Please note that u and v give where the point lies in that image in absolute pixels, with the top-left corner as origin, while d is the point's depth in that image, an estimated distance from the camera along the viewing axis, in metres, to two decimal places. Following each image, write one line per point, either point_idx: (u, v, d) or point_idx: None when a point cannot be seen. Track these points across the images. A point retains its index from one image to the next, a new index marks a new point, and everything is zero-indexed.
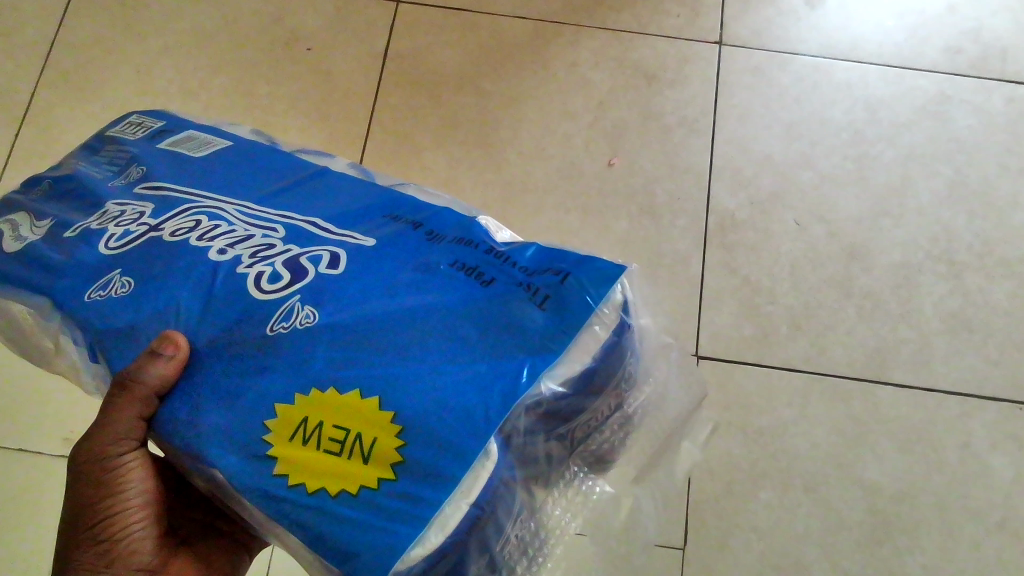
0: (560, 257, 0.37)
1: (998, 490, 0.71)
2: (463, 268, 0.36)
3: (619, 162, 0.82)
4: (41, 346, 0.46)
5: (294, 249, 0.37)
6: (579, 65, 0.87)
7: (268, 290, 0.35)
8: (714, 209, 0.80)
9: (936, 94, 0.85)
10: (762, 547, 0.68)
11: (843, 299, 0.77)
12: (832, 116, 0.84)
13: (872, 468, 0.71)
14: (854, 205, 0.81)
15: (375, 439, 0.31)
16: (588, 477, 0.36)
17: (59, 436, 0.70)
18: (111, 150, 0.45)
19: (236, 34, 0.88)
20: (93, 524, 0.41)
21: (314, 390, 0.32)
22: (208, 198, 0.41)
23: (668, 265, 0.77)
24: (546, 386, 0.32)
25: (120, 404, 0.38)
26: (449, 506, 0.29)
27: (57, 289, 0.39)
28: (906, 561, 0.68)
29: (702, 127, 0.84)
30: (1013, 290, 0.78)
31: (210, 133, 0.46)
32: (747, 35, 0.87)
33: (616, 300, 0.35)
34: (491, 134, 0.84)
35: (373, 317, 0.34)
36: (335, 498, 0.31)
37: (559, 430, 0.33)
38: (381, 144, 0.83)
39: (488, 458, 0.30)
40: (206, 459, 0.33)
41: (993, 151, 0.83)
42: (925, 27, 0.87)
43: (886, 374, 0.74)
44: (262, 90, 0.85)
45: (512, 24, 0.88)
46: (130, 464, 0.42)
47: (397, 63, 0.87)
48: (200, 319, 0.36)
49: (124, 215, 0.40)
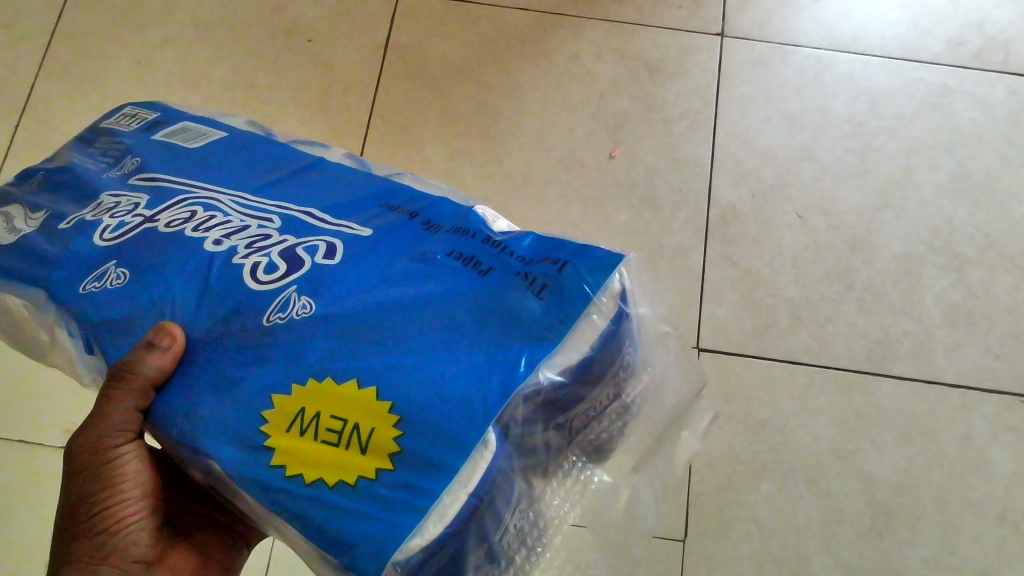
0: (558, 247, 0.37)
1: (999, 482, 0.71)
2: (461, 258, 0.36)
3: (620, 153, 0.82)
4: (37, 338, 0.46)
5: (291, 238, 0.37)
6: (580, 56, 0.86)
7: (264, 281, 0.35)
8: (715, 202, 0.80)
9: (938, 86, 0.85)
10: (762, 538, 0.68)
11: (844, 291, 0.77)
12: (834, 108, 0.84)
13: (872, 460, 0.71)
14: (855, 197, 0.81)
15: (372, 430, 0.31)
16: (587, 467, 0.36)
17: (60, 428, 0.70)
18: (106, 142, 0.45)
19: (235, 25, 0.88)
20: (91, 515, 0.41)
21: (311, 380, 0.32)
22: (203, 189, 0.40)
23: (669, 257, 0.77)
24: (544, 376, 0.32)
25: (117, 396, 0.38)
26: (448, 495, 0.29)
27: (53, 281, 0.38)
28: (906, 553, 0.68)
29: (704, 119, 0.83)
30: (1014, 282, 0.77)
31: (205, 124, 0.45)
32: (749, 27, 0.87)
33: (615, 289, 0.35)
34: (491, 126, 0.83)
35: (370, 308, 0.33)
36: (334, 488, 0.30)
37: (557, 421, 0.33)
38: (381, 135, 0.82)
39: (487, 448, 0.30)
40: (204, 450, 0.33)
41: (995, 143, 0.83)
42: (927, 19, 0.86)
43: (887, 366, 0.74)
44: (261, 81, 0.85)
45: (512, 15, 0.88)
46: (127, 457, 0.42)
47: (396, 55, 0.86)
48: (197, 309, 0.36)
49: (119, 206, 0.40)
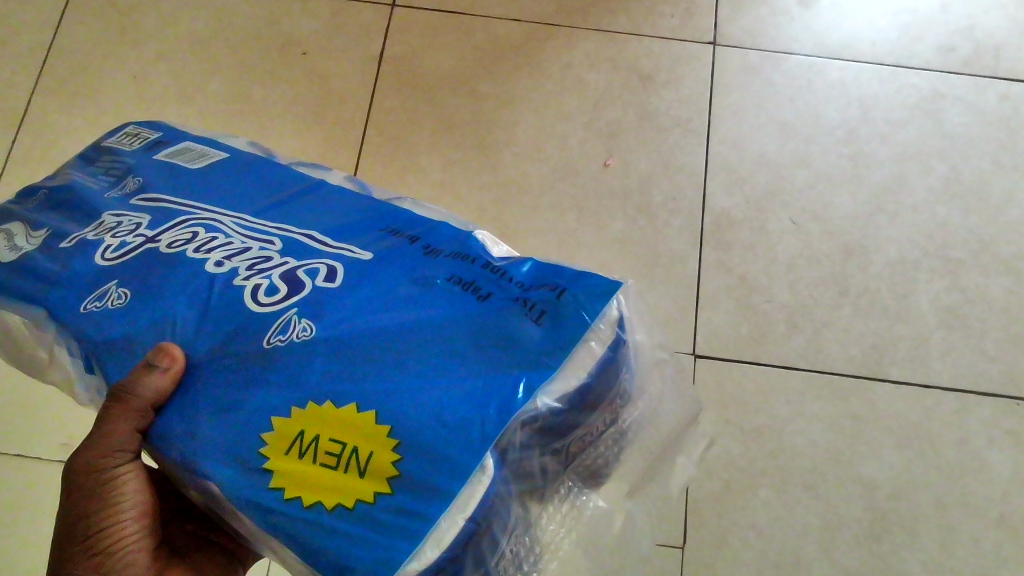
0: (557, 274, 0.37)
1: (997, 486, 0.71)
2: (460, 283, 0.36)
3: (615, 162, 0.82)
4: (36, 356, 0.46)
5: (292, 261, 0.37)
6: (574, 66, 0.87)
7: (265, 303, 0.36)
8: (710, 209, 0.80)
9: (929, 92, 0.85)
10: (761, 545, 0.69)
11: (839, 297, 0.77)
12: (827, 115, 0.84)
13: (870, 465, 0.72)
14: (850, 203, 0.81)
15: (370, 453, 0.31)
16: (582, 493, 0.36)
17: (59, 441, 0.70)
18: (107, 160, 0.45)
19: (231, 38, 0.88)
20: (89, 535, 0.41)
21: (310, 403, 0.32)
22: (206, 210, 0.41)
23: (665, 264, 0.78)
24: (542, 402, 0.32)
25: (116, 418, 0.38)
26: (445, 521, 0.29)
27: (54, 301, 0.39)
28: (904, 558, 0.69)
29: (697, 127, 0.84)
30: (1009, 286, 0.78)
31: (207, 145, 0.46)
32: (740, 35, 0.87)
33: (612, 316, 0.35)
34: (487, 135, 0.84)
35: (370, 331, 0.34)
36: (333, 511, 0.31)
37: (555, 446, 0.34)
38: (377, 146, 0.83)
39: (485, 473, 0.30)
40: (202, 471, 0.33)
41: (987, 147, 0.83)
42: (918, 25, 0.87)
43: (884, 371, 0.75)
44: (257, 93, 0.85)
45: (506, 25, 0.88)
46: (125, 477, 0.42)
47: (393, 65, 0.86)
48: (198, 330, 0.36)
49: (121, 225, 0.40)
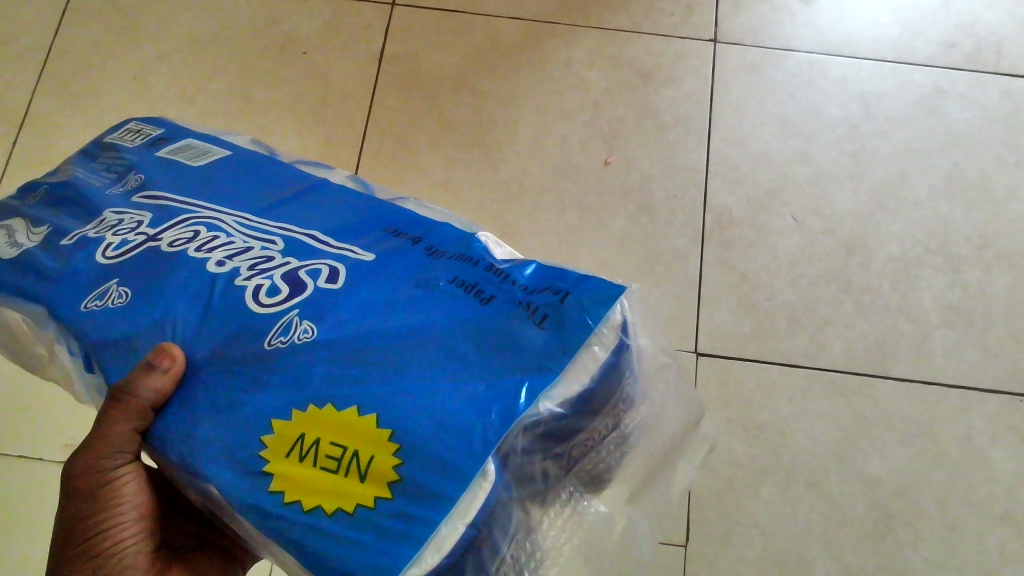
0: (559, 277, 0.37)
1: (999, 483, 0.71)
2: (463, 285, 0.36)
3: (616, 160, 0.82)
4: (36, 353, 0.46)
5: (293, 261, 0.37)
6: (574, 63, 0.86)
7: (266, 304, 0.35)
8: (712, 207, 0.80)
9: (930, 88, 0.84)
10: (763, 543, 0.68)
11: (841, 295, 0.77)
12: (828, 112, 0.84)
13: (872, 462, 0.71)
14: (852, 200, 0.81)
15: (372, 457, 0.31)
16: (584, 497, 0.36)
17: (60, 441, 0.70)
18: (109, 157, 0.45)
19: (231, 36, 0.88)
20: (88, 537, 0.41)
21: (311, 407, 0.32)
22: (207, 208, 0.40)
23: (666, 263, 0.77)
24: (544, 407, 0.32)
25: (115, 418, 0.38)
26: (446, 526, 0.29)
27: (55, 299, 0.38)
28: (907, 556, 0.69)
29: (699, 124, 0.83)
30: (1012, 282, 0.77)
31: (210, 142, 0.46)
32: (741, 32, 0.87)
33: (616, 320, 0.35)
34: (487, 132, 0.83)
35: (372, 333, 0.34)
36: (333, 516, 0.30)
37: (556, 451, 0.33)
38: (378, 145, 0.82)
39: (486, 479, 0.30)
40: (201, 473, 0.33)
41: (989, 143, 0.83)
42: (919, 21, 0.86)
43: (886, 368, 0.74)
44: (258, 91, 0.85)
45: (506, 23, 0.88)
46: (124, 478, 0.42)
47: (393, 63, 0.86)
48: (199, 330, 0.36)
49: (122, 223, 0.40)
